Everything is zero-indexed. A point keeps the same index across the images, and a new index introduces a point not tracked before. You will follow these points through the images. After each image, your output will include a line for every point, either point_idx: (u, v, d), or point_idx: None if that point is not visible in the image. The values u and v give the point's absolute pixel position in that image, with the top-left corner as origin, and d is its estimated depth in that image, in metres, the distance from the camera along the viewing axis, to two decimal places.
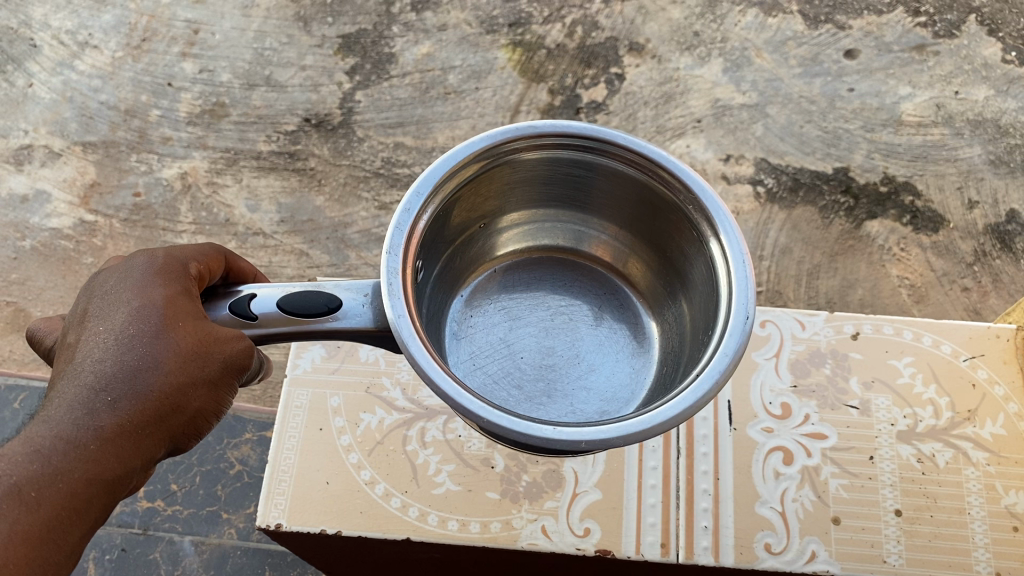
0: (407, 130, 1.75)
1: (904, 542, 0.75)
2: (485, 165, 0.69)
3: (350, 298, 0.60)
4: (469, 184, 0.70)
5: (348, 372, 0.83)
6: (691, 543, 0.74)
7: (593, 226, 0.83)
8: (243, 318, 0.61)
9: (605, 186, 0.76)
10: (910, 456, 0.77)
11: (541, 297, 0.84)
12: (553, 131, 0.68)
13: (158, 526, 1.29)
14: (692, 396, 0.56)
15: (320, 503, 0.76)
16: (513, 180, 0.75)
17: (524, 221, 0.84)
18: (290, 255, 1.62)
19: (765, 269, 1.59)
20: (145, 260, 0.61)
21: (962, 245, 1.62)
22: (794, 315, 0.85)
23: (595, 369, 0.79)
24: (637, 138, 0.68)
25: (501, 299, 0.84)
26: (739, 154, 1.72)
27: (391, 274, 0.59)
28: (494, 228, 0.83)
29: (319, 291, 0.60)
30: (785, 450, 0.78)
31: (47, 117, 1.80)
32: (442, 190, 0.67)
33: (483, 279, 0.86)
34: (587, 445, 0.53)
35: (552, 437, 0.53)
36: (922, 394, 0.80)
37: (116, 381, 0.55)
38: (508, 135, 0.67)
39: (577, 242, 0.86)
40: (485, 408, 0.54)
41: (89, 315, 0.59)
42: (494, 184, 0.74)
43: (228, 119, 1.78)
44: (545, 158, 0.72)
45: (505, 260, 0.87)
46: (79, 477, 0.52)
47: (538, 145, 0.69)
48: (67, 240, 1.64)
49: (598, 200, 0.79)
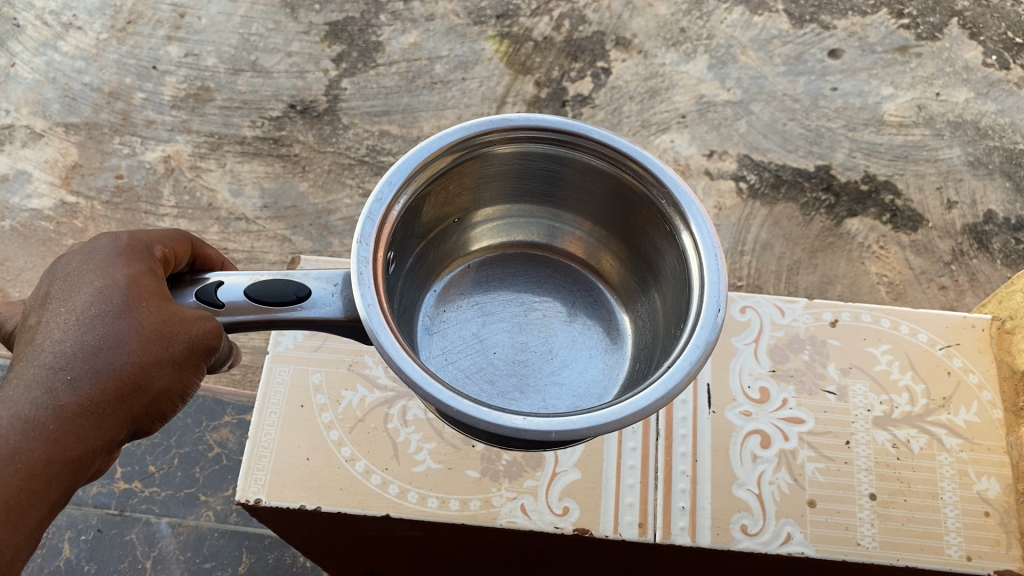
0: (393, 118, 1.75)
1: (878, 525, 0.75)
2: (460, 157, 0.70)
3: (319, 287, 0.60)
4: (443, 176, 0.71)
5: (329, 350, 0.83)
6: (669, 524, 0.75)
7: (565, 222, 0.84)
8: (209, 305, 0.60)
9: (575, 181, 0.77)
10: (885, 441, 0.79)
11: (516, 294, 0.85)
12: (526, 125, 0.68)
13: (135, 507, 1.29)
14: (663, 388, 0.56)
15: (300, 479, 0.76)
16: (487, 174, 0.76)
17: (499, 216, 0.85)
18: (272, 241, 1.61)
19: (745, 264, 1.60)
20: (110, 242, 0.61)
21: (940, 244, 1.64)
22: (773, 301, 0.86)
23: (568, 364, 0.80)
24: (610, 132, 0.69)
25: (476, 295, 0.85)
26: (722, 150, 1.73)
27: (362, 263, 0.59)
28: (468, 223, 0.83)
29: (287, 280, 0.59)
30: (763, 434, 0.79)
31: (29, 98, 1.78)
32: (415, 181, 0.67)
33: (458, 273, 0.86)
34: (557, 436, 0.53)
35: (523, 426, 0.54)
36: (898, 381, 0.81)
37: (76, 360, 0.55)
38: (481, 127, 0.68)
39: (549, 239, 0.87)
40: (455, 399, 0.54)
41: (52, 297, 0.59)
42: (469, 178, 0.75)
43: (213, 104, 1.77)
44: (519, 150, 0.72)
45: (478, 255, 0.87)
46: (38, 456, 0.52)
47: (512, 138, 0.70)
48: (47, 221, 1.63)
49: (570, 196, 0.80)
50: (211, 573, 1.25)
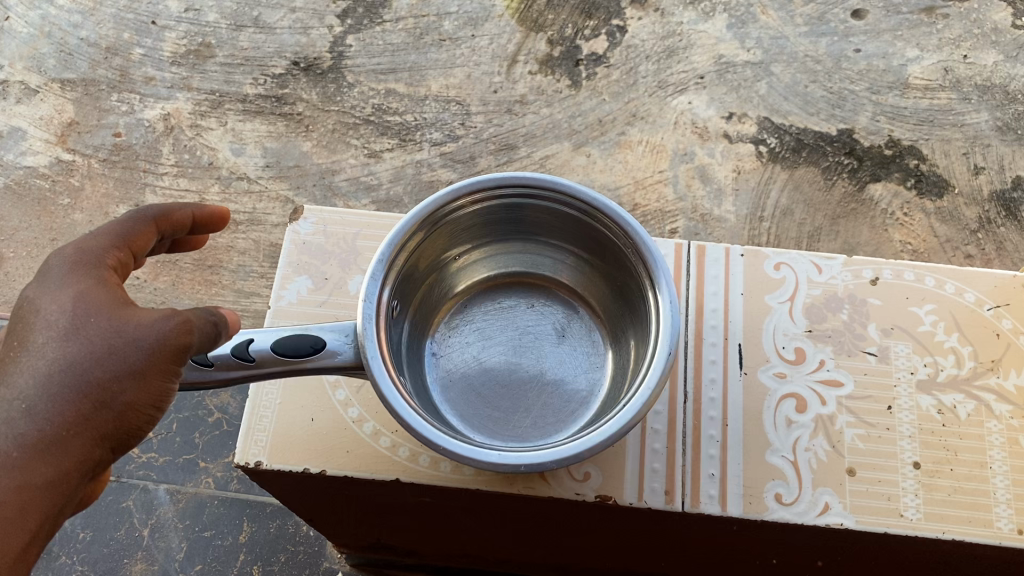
0: (399, 76, 1.69)
1: (922, 496, 0.70)
2: (427, 229, 0.67)
3: (334, 338, 0.62)
4: (413, 246, 0.67)
5: (335, 306, 0.77)
6: (697, 491, 0.70)
7: (553, 253, 0.77)
8: (241, 360, 0.60)
9: (555, 215, 0.70)
10: (930, 407, 0.73)
11: (508, 320, 0.78)
12: (490, 182, 0.66)
13: (132, 473, 1.25)
14: (616, 423, 0.58)
15: (303, 441, 0.71)
16: (460, 222, 0.70)
17: (489, 254, 0.78)
18: (275, 202, 1.56)
19: (765, 230, 1.54)
20: (59, 260, 0.59)
21: (967, 212, 1.58)
22: (810, 258, 0.80)
23: (558, 392, 0.74)
24: (576, 185, 0.66)
25: (469, 323, 0.78)
26: (742, 112, 1.67)
27: (367, 320, 0.62)
28: (456, 269, 0.77)
29: (304, 333, 0.61)
30: (799, 397, 0.74)
31: (23, 53, 1.72)
32: (396, 263, 0.66)
33: (450, 312, 0.79)
34: (526, 469, 0.56)
35: (499, 460, 0.57)
36: (943, 342, 0.76)
37: (35, 386, 0.54)
38: (442, 197, 0.65)
39: (539, 267, 0.79)
40: (444, 437, 0.58)
41: (11, 328, 0.58)
42: (441, 238, 0.70)
43: (214, 60, 1.71)
44: (484, 198, 0.68)
45: (476, 289, 0.80)
46: (10, 488, 0.52)
47: (479, 197, 0.67)
48: (43, 180, 1.58)
49: (554, 228, 0.73)
50: (211, 542, 1.20)
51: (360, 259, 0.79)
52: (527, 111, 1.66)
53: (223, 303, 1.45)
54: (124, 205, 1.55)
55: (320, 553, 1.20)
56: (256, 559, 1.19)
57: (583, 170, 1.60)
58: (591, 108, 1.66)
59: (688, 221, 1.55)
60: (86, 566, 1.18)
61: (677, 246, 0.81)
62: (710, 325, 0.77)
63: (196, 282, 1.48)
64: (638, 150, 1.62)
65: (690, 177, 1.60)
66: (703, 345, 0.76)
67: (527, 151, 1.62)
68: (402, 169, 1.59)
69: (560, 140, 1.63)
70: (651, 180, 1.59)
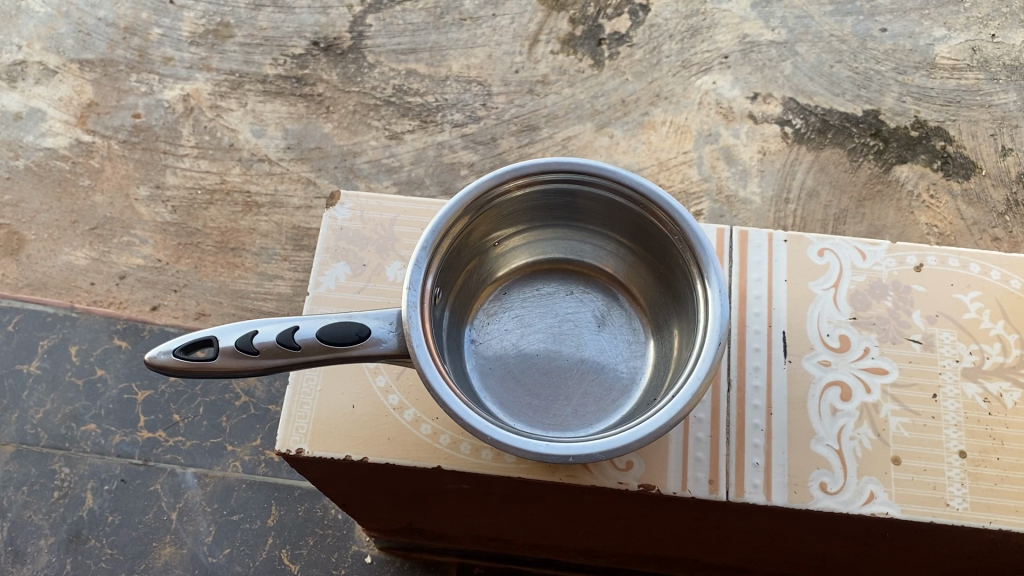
0: (420, 56, 1.68)
1: (969, 485, 0.69)
2: (474, 213, 0.66)
3: (378, 326, 0.60)
4: (460, 230, 0.66)
5: (374, 293, 0.77)
6: (742, 480, 0.69)
7: (595, 240, 0.76)
8: (286, 347, 0.59)
9: (602, 201, 0.69)
10: (975, 395, 0.73)
11: (548, 307, 0.77)
12: (539, 166, 0.65)
13: (159, 457, 1.26)
14: (668, 414, 0.57)
15: (344, 428, 0.71)
16: (504, 207, 0.69)
17: (530, 240, 0.77)
18: (296, 183, 1.55)
19: (790, 212, 1.53)
20: None
21: (994, 194, 1.56)
22: (854, 244, 0.79)
23: (598, 380, 0.73)
24: (626, 171, 0.65)
25: (509, 309, 0.77)
26: (767, 92, 1.65)
27: (411, 306, 0.60)
28: (497, 254, 0.76)
29: (349, 320, 0.60)
30: (843, 385, 0.73)
31: (41, 33, 1.71)
32: (441, 248, 0.65)
33: (489, 298, 0.78)
34: (575, 460, 0.55)
35: (547, 451, 0.55)
36: (989, 330, 0.75)
37: None
38: (491, 180, 0.64)
39: (579, 254, 0.79)
40: (491, 427, 0.56)
41: None
42: (486, 221, 0.70)
43: (233, 40, 1.70)
44: (531, 182, 0.67)
45: (516, 275, 0.79)
46: None
47: (526, 181, 0.67)
48: (63, 161, 1.57)
49: (597, 214, 0.72)
50: (239, 525, 1.21)
51: (398, 246, 0.79)
52: (549, 91, 1.65)
53: (246, 285, 1.44)
54: (146, 187, 1.54)
55: (348, 536, 1.20)
56: (285, 542, 1.20)
57: (606, 152, 1.59)
58: (614, 88, 1.65)
59: (712, 203, 1.54)
60: (116, 550, 1.20)
61: (720, 231, 0.80)
62: (753, 312, 0.76)
63: (219, 265, 1.47)
64: (662, 131, 1.61)
65: (714, 158, 1.58)
66: (746, 331, 0.75)
67: (549, 133, 1.60)
68: (423, 151, 1.58)
69: (583, 121, 1.62)
70: (675, 161, 1.58)
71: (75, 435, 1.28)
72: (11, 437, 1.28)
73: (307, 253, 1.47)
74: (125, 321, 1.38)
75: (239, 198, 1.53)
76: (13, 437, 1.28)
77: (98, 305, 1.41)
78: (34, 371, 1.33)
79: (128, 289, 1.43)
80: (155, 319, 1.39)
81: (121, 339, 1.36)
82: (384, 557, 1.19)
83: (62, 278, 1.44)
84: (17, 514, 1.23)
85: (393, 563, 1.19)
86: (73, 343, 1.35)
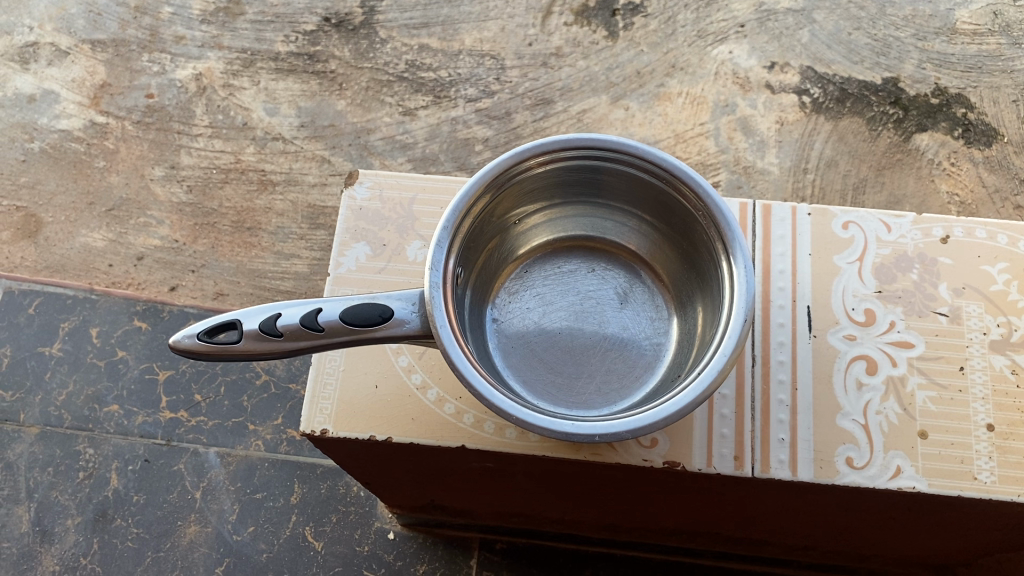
0: (432, 31, 1.67)
1: (996, 458, 0.68)
2: (496, 190, 0.66)
3: (401, 306, 0.60)
4: (482, 208, 0.66)
5: (394, 273, 0.76)
6: (767, 456, 0.69)
7: (617, 216, 0.76)
8: (310, 329, 0.59)
9: (624, 177, 0.69)
10: (1003, 367, 0.72)
11: (570, 284, 0.77)
12: (562, 144, 0.65)
13: (182, 437, 1.27)
14: (694, 392, 0.56)
15: (368, 408, 0.71)
16: (526, 184, 0.69)
17: (552, 217, 0.76)
18: (311, 162, 1.54)
19: (809, 182, 1.52)
20: None
21: (1017, 161, 1.53)
22: (879, 217, 0.78)
23: (621, 358, 0.73)
24: (650, 147, 0.65)
25: (531, 287, 0.77)
26: (784, 61, 1.63)
27: (434, 287, 0.59)
28: (519, 231, 0.76)
29: (372, 302, 0.60)
30: (869, 359, 0.72)
31: (52, 13, 1.70)
32: (464, 226, 0.64)
33: (510, 276, 0.77)
34: (601, 439, 0.54)
35: (573, 430, 0.55)
36: (1017, 302, 0.74)
37: None
38: (514, 158, 0.64)
39: (601, 232, 0.78)
40: (516, 406, 0.56)
41: None
42: (508, 199, 0.69)
43: (244, 18, 1.69)
44: (553, 159, 0.66)
45: (536, 253, 0.79)
46: None
47: (549, 158, 0.66)
48: (77, 142, 1.57)
49: (620, 191, 0.71)
50: (262, 504, 1.22)
51: (417, 225, 0.79)
52: (563, 64, 1.63)
53: (263, 265, 1.44)
54: (161, 168, 1.54)
55: (371, 513, 1.21)
56: (308, 519, 1.21)
57: (622, 125, 1.58)
58: (629, 59, 1.63)
59: (730, 175, 1.53)
60: (142, 529, 1.21)
61: (743, 204, 0.79)
62: (777, 287, 0.76)
63: (236, 244, 1.47)
64: (678, 102, 1.59)
65: (731, 129, 1.57)
66: (770, 306, 0.75)
67: (564, 106, 1.59)
68: (437, 127, 1.57)
69: (598, 94, 1.60)
70: (691, 133, 1.56)
71: (97, 416, 1.29)
72: (35, 419, 1.29)
73: (323, 232, 1.47)
74: (144, 302, 1.38)
75: (254, 177, 1.53)
76: (37, 419, 1.29)
77: (117, 287, 1.42)
78: (56, 353, 1.34)
79: (146, 270, 1.44)
80: (174, 300, 1.40)
81: (140, 320, 1.36)
82: (406, 533, 1.20)
83: (80, 260, 1.45)
84: (44, 495, 1.24)
85: (416, 539, 1.20)
86: (94, 325, 1.36)
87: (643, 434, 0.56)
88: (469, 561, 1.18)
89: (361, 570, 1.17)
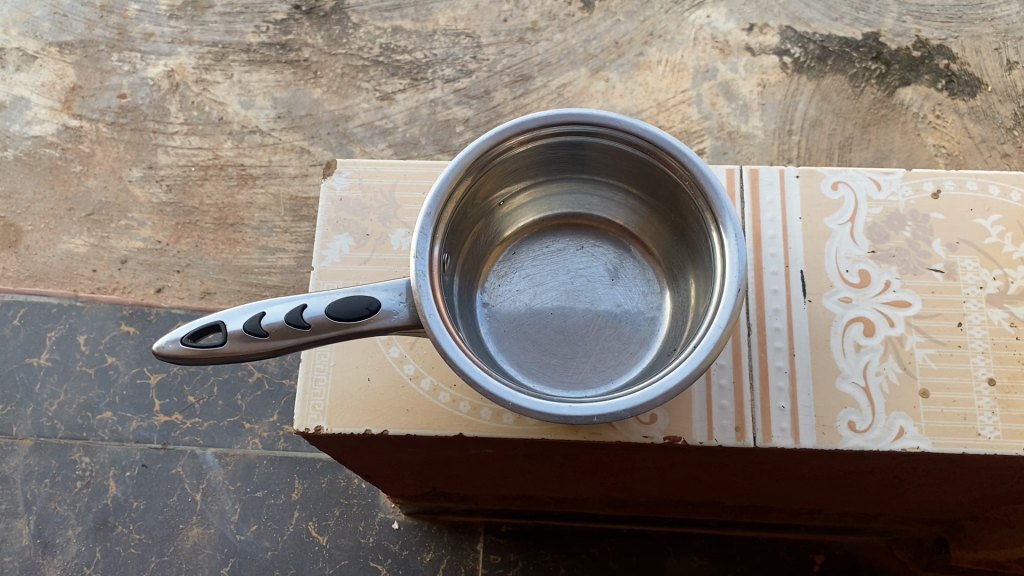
0: (405, 12, 1.64)
1: (1000, 412, 0.67)
2: (477, 171, 0.64)
3: (387, 298, 0.58)
4: (465, 190, 0.64)
5: (379, 262, 0.75)
6: (768, 426, 0.68)
7: (603, 191, 0.74)
8: (296, 326, 0.57)
9: (608, 150, 0.67)
10: (1001, 320, 0.71)
11: (561, 262, 0.75)
12: (543, 121, 0.63)
13: (178, 439, 1.26)
14: (692, 364, 0.55)
15: (360, 404, 0.70)
16: (508, 164, 0.67)
17: (538, 196, 0.75)
18: (290, 153, 1.52)
19: (795, 143, 1.50)
20: None
21: (1001, 109, 1.52)
22: (868, 175, 0.77)
23: (616, 334, 0.71)
24: (634, 119, 0.63)
25: (522, 267, 0.75)
26: (763, 23, 1.61)
27: (421, 275, 0.58)
28: (504, 212, 0.74)
29: (357, 294, 0.58)
30: (866, 321, 0.71)
31: (17, 18, 1.66)
32: (446, 211, 0.63)
33: (498, 259, 0.76)
34: (599, 420, 0.53)
35: (571, 412, 0.53)
36: (1012, 254, 0.73)
37: None
38: (494, 139, 0.62)
39: (588, 208, 0.77)
40: (512, 392, 0.54)
41: None
42: (491, 179, 0.67)
43: (212, 10, 1.66)
44: (533, 137, 0.64)
45: (523, 233, 0.77)
46: None
47: (530, 136, 0.64)
48: (52, 148, 1.54)
49: (605, 165, 0.70)
50: (264, 501, 1.21)
51: (401, 212, 0.77)
52: (540, 38, 1.61)
53: (249, 261, 1.42)
54: (138, 168, 1.52)
55: (374, 504, 1.20)
56: (311, 515, 1.20)
57: (602, 96, 1.56)
58: (606, 30, 1.61)
59: (714, 141, 1.51)
60: (144, 535, 1.21)
61: (730, 170, 0.78)
62: (770, 254, 0.74)
63: (219, 242, 1.45)
64: (658, 70, 1.57)
65: (714, 94, 1.55)
66: (763, 274, 0.74)
67: (543, 81, 1.57)
68: (416, 110, 1.55)
69: (577, 67, 1.58)
70: (673, 101, 1.55)
71: (91, 424, 1.27)
72: (29, 431, 1.27)
73: (307, 224, 1.45)
74: (131, 306, 1.36)
75: (233, 172, 1.51)
76: (30, 430, 1.27)
77: (103, 292, 1.40)
78: (45, 364, 1.32)
79: (130, 273, 1.42)
80: (161, 302, 1.38)
81: (128, 325, 1.34)
82: (411, 522, 1.19)
83: (63, 267, 1.43)
84: (42, 507, 1.23)
85: (421, 527, 1.19)
86: (81, 333, 1.34)
87: (642, 413, 0.54)
88: (475, 545, 1.18)
89: (367, 563, 1.17)
